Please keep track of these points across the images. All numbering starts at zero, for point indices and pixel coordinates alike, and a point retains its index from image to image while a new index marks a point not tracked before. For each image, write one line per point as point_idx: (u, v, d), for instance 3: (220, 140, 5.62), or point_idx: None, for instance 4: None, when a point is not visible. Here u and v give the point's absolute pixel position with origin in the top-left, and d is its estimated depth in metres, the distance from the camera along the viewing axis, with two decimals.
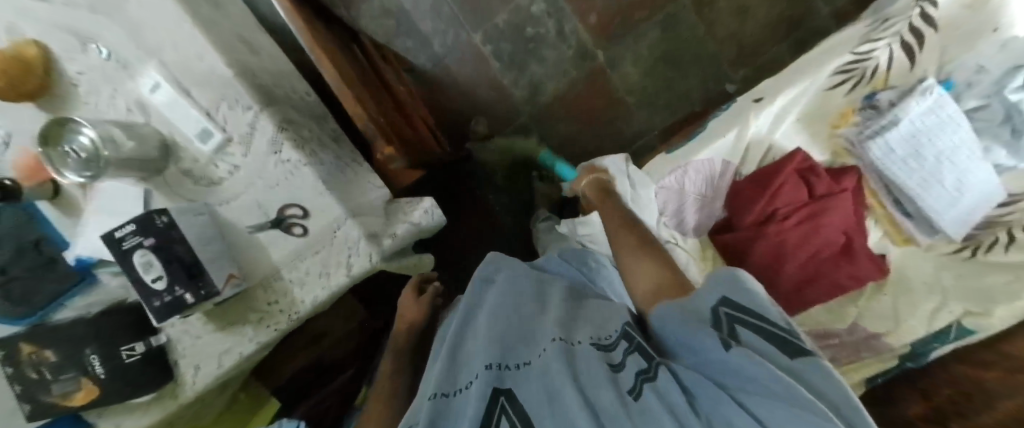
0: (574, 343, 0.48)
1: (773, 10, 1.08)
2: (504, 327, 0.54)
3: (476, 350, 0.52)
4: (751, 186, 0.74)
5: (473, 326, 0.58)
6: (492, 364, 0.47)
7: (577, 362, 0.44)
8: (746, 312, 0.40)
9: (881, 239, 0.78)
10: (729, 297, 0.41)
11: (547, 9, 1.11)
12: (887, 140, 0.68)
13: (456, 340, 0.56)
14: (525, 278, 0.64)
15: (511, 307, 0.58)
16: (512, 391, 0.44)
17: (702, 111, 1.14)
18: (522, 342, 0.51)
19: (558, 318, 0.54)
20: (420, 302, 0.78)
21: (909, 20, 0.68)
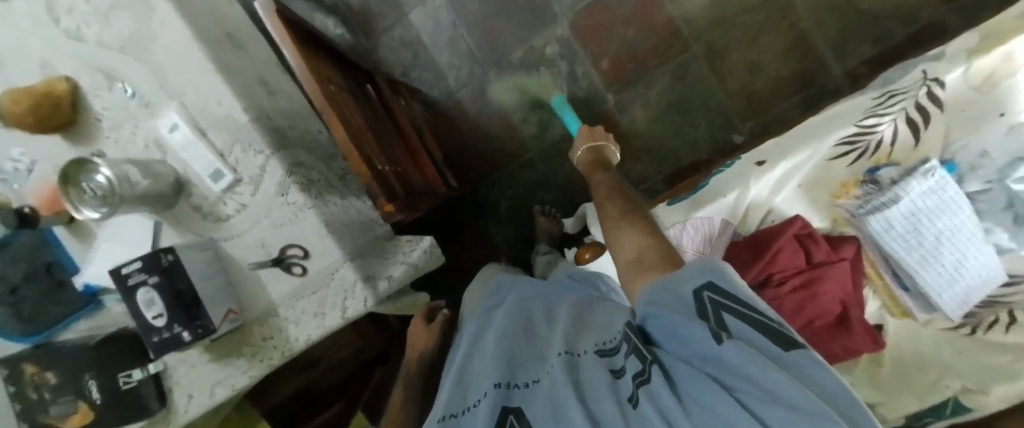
0: (580, 353, 0.48)
1: (785, 65, 1.08)
2: (511, 341, 0.54)
3: (484, 366, 0.52)
4: (749, 248, 0.74)
5: (481, 339, 0.59)
6: (501, 383, 0.48)
7: (581, 375, 0.44)
8: (731, 295, 0.38)
9: (879, 309, 0.76)
10: (715, 282, 0.39)
11: (561, 52, 1.14)
12: (886, 217, 0.68)
13: (466, 358, 0.56)
14: (533, 297, 0.66)
15: (518, 324, 0.58)
16: (521, 410, 0.45)
17: (709, 160, 1.15)
18: (530, 357, 0.52)
19: (565, 328, 0.54)
20: (428, 331, 0.81)
21: (916, 98, 0.69)
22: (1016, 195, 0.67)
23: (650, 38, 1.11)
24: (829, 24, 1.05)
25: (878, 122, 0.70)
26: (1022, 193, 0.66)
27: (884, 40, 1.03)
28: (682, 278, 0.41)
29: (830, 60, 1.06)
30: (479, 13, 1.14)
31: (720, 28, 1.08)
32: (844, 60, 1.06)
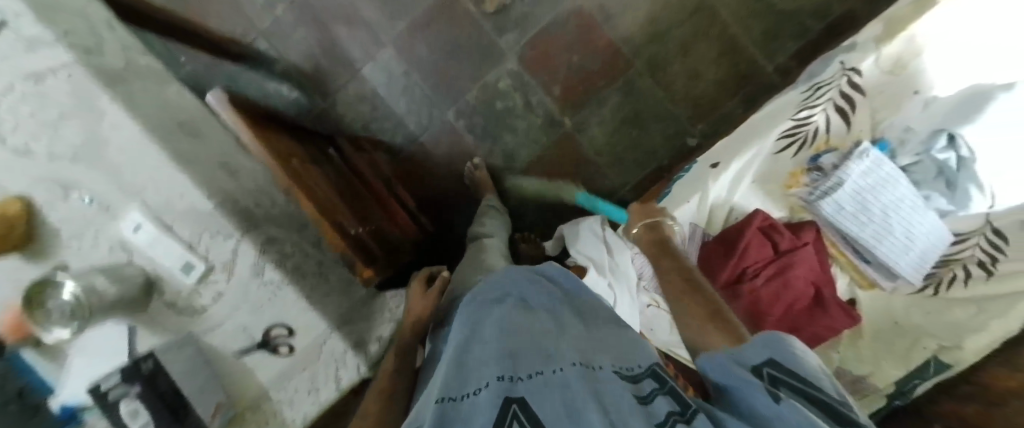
0: (595, 365, 0.43)
1: (723, 69, 1.15)
2: (514, 335, 0.49)
3: (485, 356, 0.46)
4: (719, 247, 0.76)
5: (477, 325, 0.52)
6: (504, 376, 0.42)
7: (600, 389, 0.39)
8: (800, 375, 0.39)
9: (850, 285, 0.81)
10: (778, 361, 0.41)
11: (513, 85, 1.18)
12: (836, 199, 0.71)
13: (463, 342, 0.50)
14: (535, 294, 0.59)
15: (522, 320, 0.52)
16: (526, 400, 0.39)
17: (669, 166, 1.20)
18: (535, 350, 0.46)
19: (573, 337, 0.49)
20: (424, 299, 0.83)
21: (839, 87, 0.75)
22: (943, 163, 0.70)
23: (594, 61, 1.16)
24: (754, 27, 1.12)
25: (811, 113, 0.75)
26: (947, 161, 0.70)
27: (805, 35, 1.12)
28: (748, 355, 0.43)
29: (762, 59, 1.14)
30: (429, 60, 1.18)
31: (657, 43, 1.15)
32: (774, 58, 1.13)
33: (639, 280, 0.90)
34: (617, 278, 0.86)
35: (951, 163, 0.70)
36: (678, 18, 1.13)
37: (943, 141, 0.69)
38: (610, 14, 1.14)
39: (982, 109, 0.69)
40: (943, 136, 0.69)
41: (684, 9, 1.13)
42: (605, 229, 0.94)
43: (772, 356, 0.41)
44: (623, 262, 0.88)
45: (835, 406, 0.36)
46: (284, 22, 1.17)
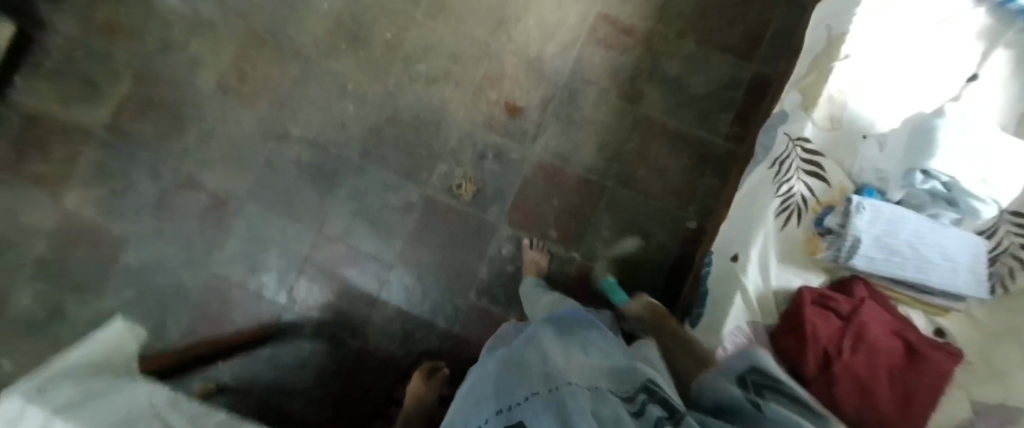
0: (594, 386, 0.50)
1: (683, 156, 1.25)
2: (518, 367, 0.57)
3: (490, 391, 0.54)
4: (788, 334, 0.75)
5: (488, 368, 0.62)
6: (504, 407, 0.50)
7: (596, 404, 0.46)
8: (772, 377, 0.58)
9: (926, 318, 0.79)
10: (757, 367, 0.60)
11: (515, 248, 1.24)
12: (863, 253, 0.73)
13: (474, 385, 0.59)
14: (537, 333, 0.68)
15: (524, 354, 0.60)
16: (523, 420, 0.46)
17: (685, 253, 1.22)
18: (535, 375, 0.53)
19: (573, 364, 0.55)
20: (427, 383, 1.00)
21: (798, 156, 0.83)
22: (931, 189, 0.72)
23: (574, 197, 1.25)
24: (688, 115, 1.25)
25: (789, 187, 0.82)
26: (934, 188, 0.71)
27: (734, 103, 1.25)
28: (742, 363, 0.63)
29: (709, 136, 1.24)
30: (434, 260, 1.25)
31: (617, 160, 1.26)
32: (720, 129, 1.24)
33: None
34: None
35: (938, 187, 0.71)
36: (625, 134, 1.26)
37: (919, 176, 0.71)
38: (568, 155, 1.26)
39: (932, 140, 0.69)
40: (916, 173, 0.71)
41: (625, 126, 1.26)
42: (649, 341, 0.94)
43: (751, 363, 0.61)
44: None
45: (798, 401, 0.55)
46: (297, 286, 1.25)
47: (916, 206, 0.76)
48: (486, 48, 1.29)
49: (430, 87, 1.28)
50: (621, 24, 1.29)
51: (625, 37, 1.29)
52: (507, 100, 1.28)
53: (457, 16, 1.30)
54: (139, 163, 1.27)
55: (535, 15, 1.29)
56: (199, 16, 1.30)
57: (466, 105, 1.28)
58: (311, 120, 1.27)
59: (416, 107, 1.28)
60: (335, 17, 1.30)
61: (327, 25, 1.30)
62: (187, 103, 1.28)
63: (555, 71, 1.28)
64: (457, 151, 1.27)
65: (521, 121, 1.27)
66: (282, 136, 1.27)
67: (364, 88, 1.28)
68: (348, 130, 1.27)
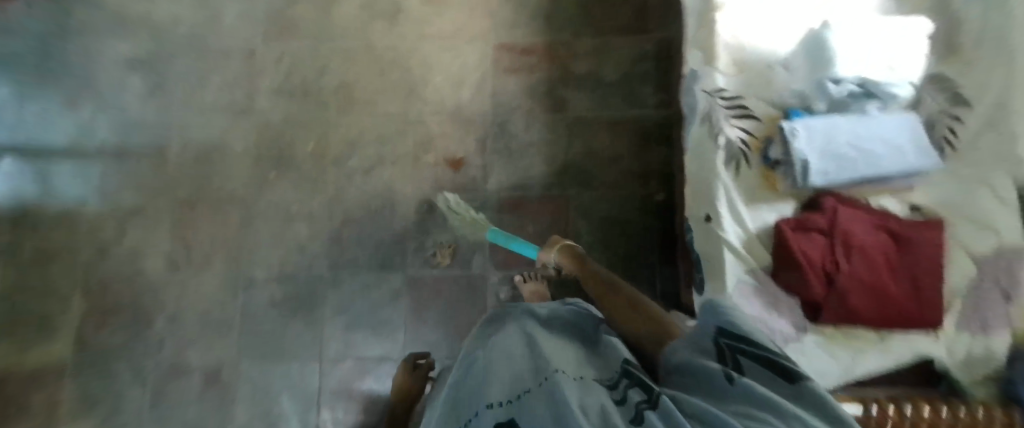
0: (578, 375, 0.43)
1: (625, 140, 1.28)
2: (494, 354, 0.49)
3: (466, 385, 0.47)
4: (786, 269, 0.76)
5: (458, 360, 0.55)
6: (485, 399, 0.42)
7: (584, 391, 0.39)
8: (745, 338, 0.41)
9: (900, 203, 0.79)
10: (726, 326, 0.43)
11: (512, 290, 1.23)
12: (816, 170, 0.76)
13: (443, 378, 0.51)
14: (509, 320, 0.60)
15: (494, 342, 0.53)
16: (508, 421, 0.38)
17: (667, 225, 1.23)
18: (515, 367, 0.46)
19: (552, 350, 0.49)
20: (411, 373, 1.04)
21: (720, 106, 0.86)
22: (846, 94, 0.78)
23: (544, 219, 1.26)
24: (612, 102, 1.29)
25: (725, 136, 0.84)
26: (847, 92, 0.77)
27: (647, 74, 1.30)
28: (705, 322, 0.45)
29: (639, 112, 1.28)
30: (441, 336, 1.22)
31: (568, 168, 1.28)
32: (646, 102, 1.28)
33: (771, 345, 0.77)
34: None
35: (851, 89, 0.77)
36: (564, 142, 1.29)
37: (830, 84, 0.78)
38: (522, 184, 1.28)
39: (828, 54, 0.76)
40: (826, 84, 0.78)
41: (562, 136, 1.29)
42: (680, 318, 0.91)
43: (719, 323, 0.44)
44: None
45: (776, 359, 0.38)
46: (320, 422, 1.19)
47: (842, 109, 0.79)
48: (406, 120, 1.30)
49: (369, 177, 1.28)
50: (518, 48, 1.33)
51: (526, 57, 1.33)
52: (445, 159, 1.29)
53: (367, 103, 1.31)
54: (122, 371, 1.22)
55: (437, 72, 1.32)
56: (123, 206, 1.28)
57: (409, 179, 1.28)
58: (270, 256, 1.25)
59: (364, 201, 1.28)
60: (253, 152, 1.29)
61: (249, 162, 1.29)
62: (146, 293, 1.25)
63: (478, 114, 1.30)
64: (419, 224, 1.27)
65: (467, 172, 1.28)
66: (249, 282, 1.25)
67: (307, 205, 1.27)
68: (309, 249, 1.26)
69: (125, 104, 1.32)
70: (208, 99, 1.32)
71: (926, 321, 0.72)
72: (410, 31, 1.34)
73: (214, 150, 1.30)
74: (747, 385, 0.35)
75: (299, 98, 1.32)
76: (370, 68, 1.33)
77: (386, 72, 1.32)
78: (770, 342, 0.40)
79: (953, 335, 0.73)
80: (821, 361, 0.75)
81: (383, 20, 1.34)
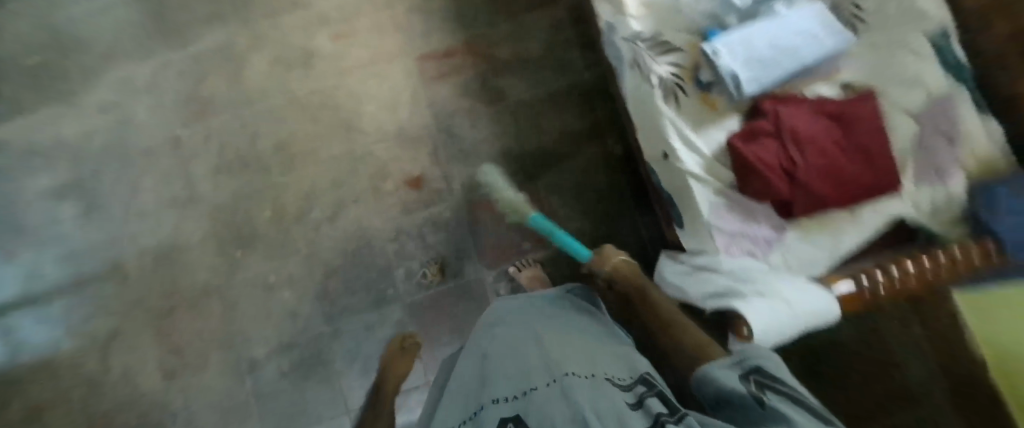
0: (590, 375, 0.52)
1: (569, 108, 1.29)
2: (520, 359, 0.60)
3: (494, 382, 0.58)
4: (750, 179, 0.78)
5: (489, 358, 0.66)
6: (505, 398, 0.53)
7: (592, 389, 0.48)
8: (774, 376, 0.47)
9: (832, 85, 0.82)
10: (762, 366, 0.49)
11: (510, 283, 1.24)
12: (746, 79, 0.78)
13: (478, 375, 0.64)
14: (531, 328, 0.69)
15: (517, 349, 0.64)
16: (517, 416, 0.48)
17: (634, 175, 1.25)
18: (536, 369, 0.55)
19: (569, 354, 0.58)
20: (409, 351, 1.09)
21: (642, 48, 0.87)
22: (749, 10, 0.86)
23: None
24: (545, 76, 1.30)
25: (657, 75, 0.86)
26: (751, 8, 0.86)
27: (569, 40, 1.31)
28: (737, 357, 0.54)
29: (574, 77, 1.30)
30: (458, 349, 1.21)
31: (525, 151, 1.28)
32: (577, 66, 1.30)
33: (759, 257, 0.81)
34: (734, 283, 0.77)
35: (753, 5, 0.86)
36: (513, 128, 1.29)
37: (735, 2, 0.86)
38: (487, 180, 1.28)
39: None
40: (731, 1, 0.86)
41: (508, 123, 1.30)
42: (679, 260, 0.92)
43: (755, 362, 0.51)
44: (718, 272, 0.80)
45: (802, 398, 0.43)
46: None
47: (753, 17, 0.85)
48: (353, 157, 1.29)
49: (337, 223, 1.27)
50: (438, 53, 1.33)
51: (449, 60, 1.32)
52: (404, 181, 1.28)
53: (309, 153, 1.29)
54: None
55: (368, 101, 1.31)
56: (97, 334, 1.23)
57: (377, 211, 1.27)
58: (265, 330, 1.23)
59: (340, 247, 1.26)
60: (213, 237, 1.26)
61: (212, 248, 1.26)
62: (150, 411, 1.20)
63: (421, 128, 1.30)
64: (400, 251, 1.26)
65: (429, 187, 1.28)
66: (252, 364, 1.22)
67: (285, 270, 1.25)
68: (302, 312, 1.24)
69: (65, 234, 1.27)
70: (149, 201, 1.27)
71: (885, 185, 0.76)
72: (328, 69, 1.32)
73: (172, 248, 1.26)
74: (779, 412, 0.40)
75: (241, 169, 1.28)
76: (301, 117, 1.30)
77: (317, 117, 1.30)
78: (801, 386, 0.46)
79: (914, 190, 0.77)
80: (805, 254, 0.80)
81: (298, 68, 1.32)
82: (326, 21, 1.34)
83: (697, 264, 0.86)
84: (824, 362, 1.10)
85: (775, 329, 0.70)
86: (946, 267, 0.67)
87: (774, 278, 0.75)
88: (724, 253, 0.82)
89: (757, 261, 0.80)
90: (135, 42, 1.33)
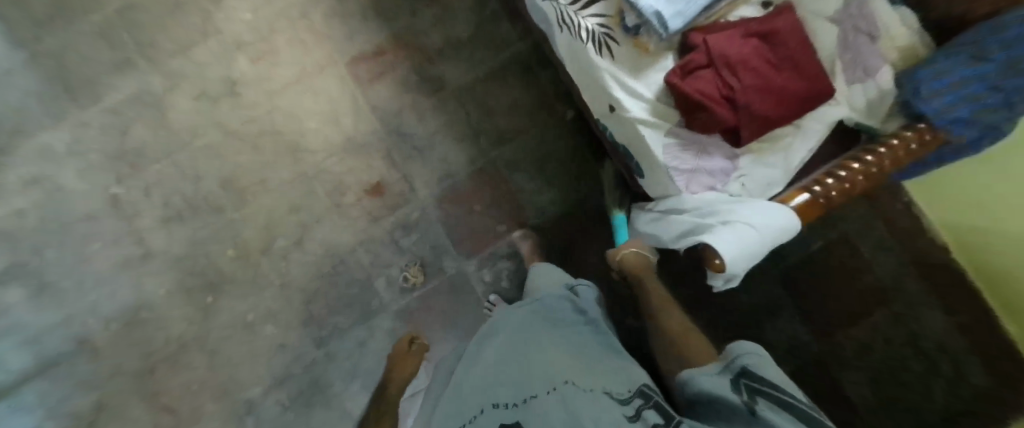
0: (592, 388, 0.57)
1: (512, 82, 1.28)
2: (521, 366, 0.64)
3: (496, 386, 0.62)
4: (695, 113, 0.79)
5: (486, 360, 0.69)
6: (510, 406, 0.57)
7: (595, 403, 0.53)
8: (760, 378, 0.56)
9: (752, 6, 0.84)
10: (748, 368, 0.58)
11: (492, 268, 1.24)
12: (669, 14, 0.78)
13: (473, 375, 0.67)
14: (531, 330, 0.73)
15: (518, 355, 0.67)
16: (524, 426, 0.52)
17: (589, 135, 1.26)
18: (539, 378, 0.59)
19: (569, 363, 0.63)
20: (417, 353, 1.07)
21: (566, 6, 0.87)
22: None
23: (483, 192, 1.26)
24: (481, 56, 1.29)
25: (586, 28, 0.86)
26: None
27: (497, 15, 1.30)
28: (726, 360, 0.62)
29: (510, 51, 1.29)
30: (455, 343, 1.22)
31: (478, 136, 1.27)
32: (510, 40, 1.29)
33: (719, 187, 0.82)
34: (701, 218, 0.77)
35: None
36: (461, 114, 1.28)
37: None
38: (447, 172, 1.26)
39: None
40: None
41: (455, 111, 1.28)
42: (650, 207, 0.93)
43: (742, 363, 0.59)
44: (687, 211, 0.81)
45: (788, 400, 0.52)
46: None
47: None
48: (306, 177, 1.25)
49: (305, 247, 1.24)
50: (368, 54, 1.29)
51: (381, 59, 1.29)
52: (365, 190, 1.25)
53: (259, 183, 1.25)
54: None
55: (307, 117, 1.27)
56: (79, 414, 1.17)
57: (343, 227, 1.24)
58: (257, 370, 1.20)
59: (314, 270, 1.23)
60: (179, 289, 1.21)
61: (181, 301, 1.21)
62: None
63: (368, 134, 1.27)
64: (377, 260, 1.24)
65: (391, 191, 1.26)
66: (250, 405, 1.19)
67: (263, 305, 1.22)
68: (289, 343, 1.21)
69: (19, 320, 1.20)
70: (102, 268, 1.22)
71: (821, 92, 0.78)
72: (258, 94, 1.27)
73: (139, 310, 1.21)
74: (763, 418, 0.50)
75: (192, 214, 1.23)
76: (241, 149, 1.25)
77: (259, 144, 1.26)
78: (783, 385, 0.54)
79: (848, 91, 0.80)
80: (760, 174, 0.82)
81: (226, 99, 1.26)
82: (243, 45, 1.28)
83: (665, 206, 0.87)
84: (803, 274, 1.14)
85: (745, 254, 0.70)
86: (887, 158, 0.70)
87: (734, 205, 0.76)
88: (685, 192, 0.83)
89: (718, 192, 0.82)
90: (42, 107, 1.24)
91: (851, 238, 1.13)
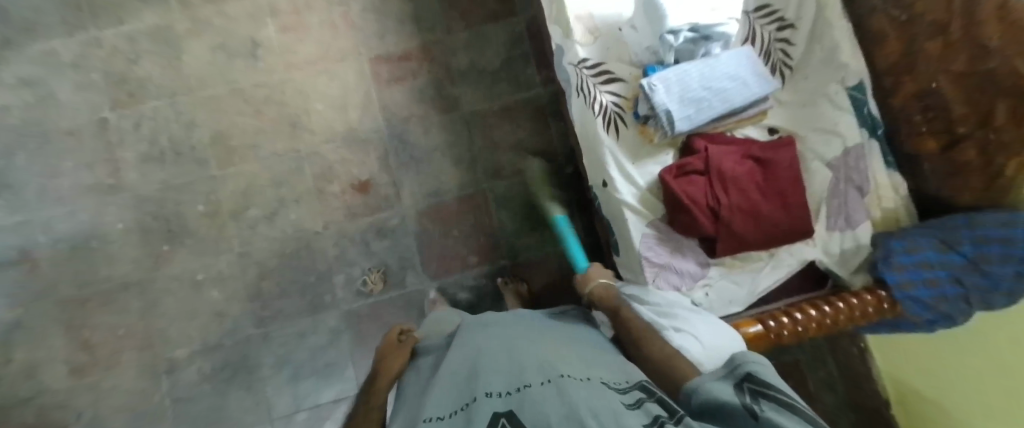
0: (587, 380, 0.46)
1: (523, 123, 1.30)
2: (508, 360, 0.53)
3: (484, 375, 0.51)
4: (678, 214, 0.81)
5: (472, 354, 0.59)
6: (496, 392, 0.46)
7: (598, 393, 0.41)
8: (769, 384, 0.42)
9: (758, 128, 0.87)
10: (752, 373, 0.44)
11: (451, 296, 1.23)
12: (678, 115, 0.81)
13: (460, 369, 0.56)
14: (519, 332, 0.64)
15: (507, 349, 0.57)
16: (510, 411, 0.41)
17: (582, 195, 1.27)
18: (528, 368, 0.49)
19: (566, 360, 0.52)
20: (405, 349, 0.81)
21: (588, 77, 0.89)
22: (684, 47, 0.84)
23: (465, 220, 1.26)
24: (501, 88, 1.30)
25: (601, 102, 0.88)
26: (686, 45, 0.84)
27: (527, 56, 1.32)
28: (724, 368, 0.48)
29: (528, 94, 1.31)
30: None
31: (476, 164, 1.28)
32: (533, 83, 1.31)
33: (683, 291, 0.83)
34: (659, 316, 0.76)
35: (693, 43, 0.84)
36: (466, 139, 1.29)
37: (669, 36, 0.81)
38: (436, 190, 1.27)
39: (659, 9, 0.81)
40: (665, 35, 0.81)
41: (462, 133, 1.29)
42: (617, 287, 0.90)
43: (747, 368, 0.45)
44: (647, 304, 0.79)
45: (800, 410, 0.37)
46: None
47: (688, 52, 0.84)
48: (297, 155, 1.25)
49: (275, 223, 1.22)
50: (394, 56, 1.31)
51: (405, 65, 1.30)
52: (351, 184, 1.25)
53: (249, 148, 1.24)
54: None
55: (317, 99, 1.27)
56: None
57: (319, 215, 1.24)
58: (188, 330, 1.17)
59: (276, 247, 1.22)
60: (136, 228, 1.19)
61: (134, 241, 1.19)
62: (55, 406, 1.13)
63: (371, 131, 1.27)
64: (342, 257, 1.23)
65: (376, 192, 1.25)
66: (171, 364, 1.16)
67: (215, 267, 1.20)
68: (229, 313, 1.19)
69: None
70: (65, 186, 1.19)
71: (802, 229, 0.80)
72: (276, 63, 1.27)
73: (91, 237, 1.18)
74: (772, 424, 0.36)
75: (173, 159, 1.22)
76: (243, 110, 1.25)
77: (262, 111, 1.25)
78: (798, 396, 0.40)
79: (825, 236, 0.82)
80: (725, 289, 0.83)
81: (243, 58, 1.27)
82: (277, 12, 1.29)
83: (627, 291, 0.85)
84: None
85: None
86: (841, 313, 0.72)
87: (691, 314, 0.75)
88: (651, 285, 0.83)
89: (681, 296, 0.82)
90: (60, 14, 1.23)
91: (800, 368, 1.15)
